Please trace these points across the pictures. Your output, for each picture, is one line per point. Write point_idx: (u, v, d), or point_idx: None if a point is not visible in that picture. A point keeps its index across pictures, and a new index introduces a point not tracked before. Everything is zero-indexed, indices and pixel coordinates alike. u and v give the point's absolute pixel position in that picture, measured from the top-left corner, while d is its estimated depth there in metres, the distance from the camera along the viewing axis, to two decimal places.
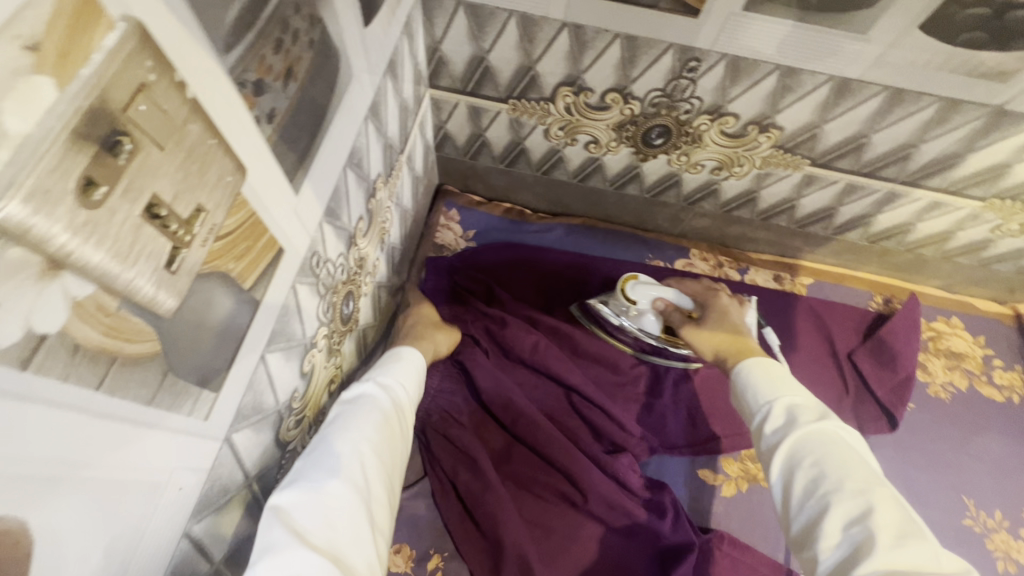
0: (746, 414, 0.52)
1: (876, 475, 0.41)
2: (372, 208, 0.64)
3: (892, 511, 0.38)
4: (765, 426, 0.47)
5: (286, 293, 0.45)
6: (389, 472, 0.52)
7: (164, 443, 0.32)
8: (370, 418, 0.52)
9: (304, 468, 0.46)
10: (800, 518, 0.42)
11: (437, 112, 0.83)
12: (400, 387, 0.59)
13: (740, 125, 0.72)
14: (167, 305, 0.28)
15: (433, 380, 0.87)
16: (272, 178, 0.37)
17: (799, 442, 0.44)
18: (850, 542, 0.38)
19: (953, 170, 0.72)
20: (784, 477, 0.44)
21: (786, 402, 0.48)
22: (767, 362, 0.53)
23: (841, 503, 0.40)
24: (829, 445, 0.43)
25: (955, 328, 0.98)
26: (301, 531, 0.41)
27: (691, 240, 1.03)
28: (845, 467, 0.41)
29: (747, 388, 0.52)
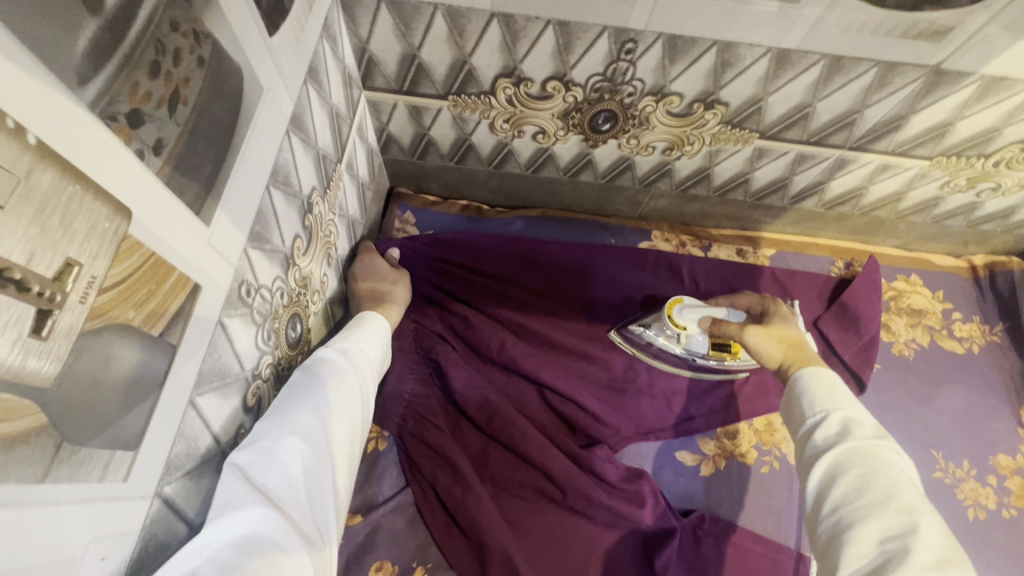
0: (791, 417, 0.51)
1: (926, 499, 0.41)
2: (310, 224, 0.61)
3: (941, 537, 0.38)
4: (816, 432, 0.47)
5: (211, 331, 0.42)
6: (351, 430, 0.55)
7: (71, 517, 0.29)
8: (331, 380, 0.55)
9: (264, 426, 0.48)
10: (829, 521, 0.43)
11: (376, 114, 0.80)
12: (361, 350, 0.62)
13: (685, 104, 0.71)
14: (43, 374, 0.25)
15: (407, 384, 0.86)
16: (171, 213, 0.34)
17: (848, 454, 0.44)
18: (881, 553, 0.38)
19: (899, 132, 0.72)
20: (823, 481, 0.44)
21: (842, 414, 0.47)
22: (828, 373, 0.51)
23: (883, 518, 0.40)
24: (881, 463, 0.43)
25: (914, 285, 0.99)
26: (260, 488, 0.44)
27: (652, 221, 1.02)
28: (896, 485, 0.41)
29: (798, 392, 0.51)
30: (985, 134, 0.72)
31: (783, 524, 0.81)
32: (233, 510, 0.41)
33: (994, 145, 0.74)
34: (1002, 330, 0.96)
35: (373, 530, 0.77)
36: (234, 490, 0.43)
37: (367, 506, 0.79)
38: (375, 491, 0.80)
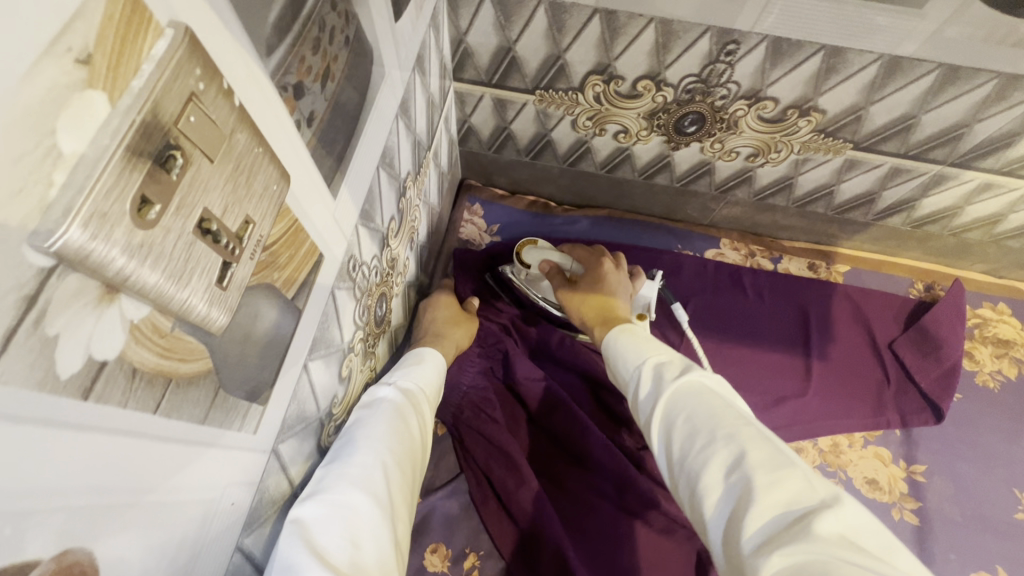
0: (625, 386, 0.53)
1: (743, 415, 0.42)
2: (402, 207, 0.62)
3: (761, 447, 0.38)
4: (640, 392, 0.49)
5: (326, 301, 0.44)
6: (410, 483, 0.50)
7: (216, 460, 0.31)
8: (391, 425, 0.52)
9: (327, 479, 0.45)
10: (683, 480, 0.41)
11: (461, 106, 0.81)
12: (419, 393, 0.59)
13: (779, 109, 0.69)
14: (219, 322, 0.27)
15: (467, 375, 0.87)
16: (312, 182, 0.36)
17: (672, 400, 0.45)
18: (729, 492, 0.37)
19: (1009, 150, 0.68)
20: (665, 438, 0.44)
21: (654, 362, 0.50)
22: (634, 332, 0.56)
23: (716, 452, 0.39)
24: (695, 397, 0.44)
25: (1001, 314, 0.94)
26: (324, 549, 0.39)
27: (722, 229, 1.00)
28: (712, 415, 0.42)
29: (620, 362, 0.54)
30: None
31: None
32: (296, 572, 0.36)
33: None
34: None
35: (429, 513, 0.78)
36: (294, 553, 0.38)
37: (423, 489, 0.81)
38: (431, 476, 0.82)
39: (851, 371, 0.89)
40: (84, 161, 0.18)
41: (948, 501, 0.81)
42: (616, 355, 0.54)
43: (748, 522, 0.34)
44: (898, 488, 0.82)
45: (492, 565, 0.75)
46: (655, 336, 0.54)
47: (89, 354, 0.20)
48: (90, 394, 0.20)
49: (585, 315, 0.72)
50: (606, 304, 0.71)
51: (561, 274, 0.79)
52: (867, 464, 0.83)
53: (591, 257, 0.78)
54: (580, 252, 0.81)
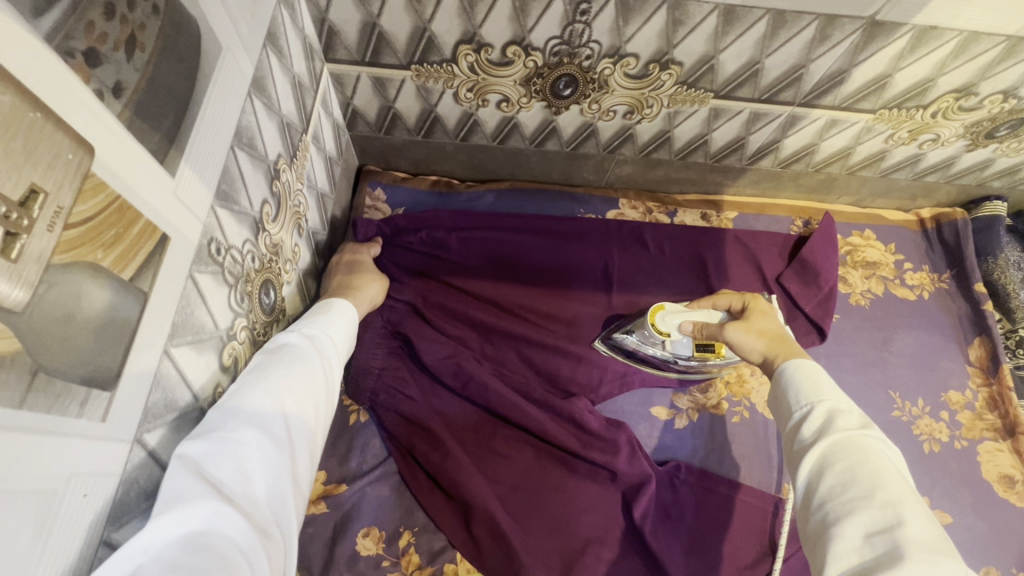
0: (780, 411, 0.51)
1: (913, 491, 0.41)
2: (278, 190, 0.61)
3: (926, 528, 0.38)
4: (803, 426, 0.47)
5: (183, 285, 0.42)
6: (311, 422, 0.51)
7: (49, 447, 0.30)
8: (295, 367, 0.52)
9: (222, 415, 0.44)
10: (816, 519, 0.43)
11: (340, 88, 0.80)
12: (327, 339, 0.59)
13: (642, 65, 0.73)
14: (15, 298, 0.26)
15: (377, 358, 0.86)
16: (133, 155, 0.35)
17: (833, 447, 0.44)
18: (869, 549, 0.38)
19: (843, 86, 0.76)
20: (811, 477, 0.45)
21: (828, 406, 0.47)
22: (814, 367, 0.51)
23: (869, 514, 0.40)
24: (866, 455, 0.42)
25: (868, 239, 1.04)
26: (215, 482, 0.40)
27: (619, 189, 1.05)
28: (878, 477, 0.41)
29: (785, 388, 0.51)
30: (922, 84, 0.76)
31: (753, 468, 0.86)
32: (184, 503, 0.38)
33: (930, 96, 0.78)
34: (949, 276, 1.02)
35: (359, 499, 0.78)
36: (184, 483, 0.39)
37: (352, 477, 0.80)
38: (359, 462, 0.81)
39: None
40: None
41: None
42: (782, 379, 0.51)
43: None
44: None
45: (428, 539, 0.76)
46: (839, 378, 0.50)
47: None
48: None
49: (761, 348, 0.61)
50: (781, 337, 0.62)
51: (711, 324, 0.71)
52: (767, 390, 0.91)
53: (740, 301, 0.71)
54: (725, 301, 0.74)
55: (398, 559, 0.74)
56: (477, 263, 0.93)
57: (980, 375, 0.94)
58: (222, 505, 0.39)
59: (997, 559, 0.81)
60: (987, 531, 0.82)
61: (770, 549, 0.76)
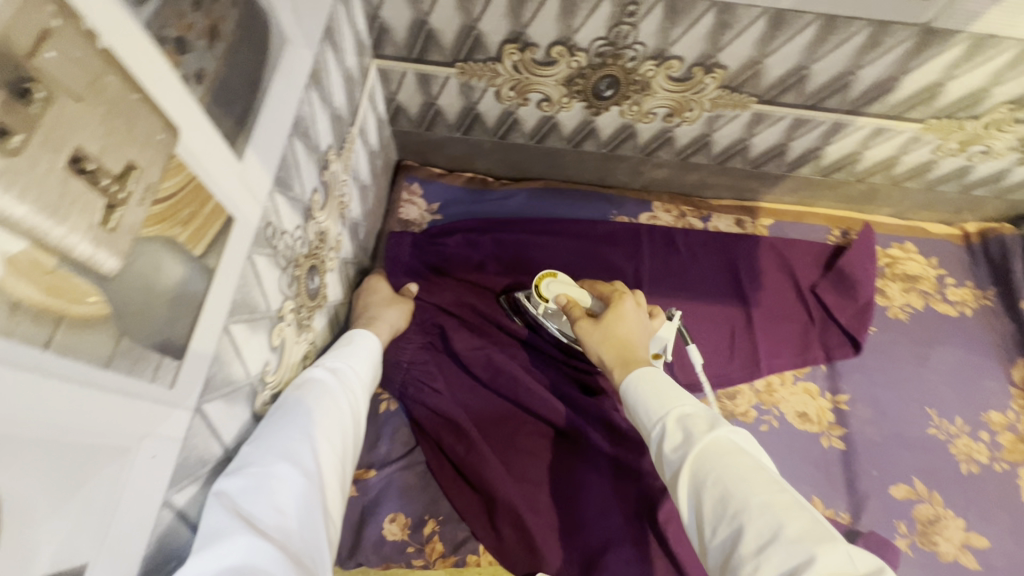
0: (640, 429, 0.51)
1: (778, 483, 0.41)
2: (327, 180, 0.63)
3: (800, 519, 0.39)
4: (665, 447, 0.46)
5: (243, 264, 0.44)
6: (340, 456, 0.52)
7: (126, 408, 0.32)
8: (322, 401, 0.53)
9: (253, 451, 0.46)
10: (714, 545, 0.41)
11: (386, 84, 0.82)
12: (351, 371, 0.60)
13: (685, 68, 0.73)
14: (109, 265, 0.28)
15: (406, 352, 0.88)
16: (209, 138, 0.37)
17: (700, 458, 0.44)
18: (769, 566, 0.37)
19: (891, 94, 0.74)
20: (693, 500, 0.43)
21: (677, 415, 0.47)
22: (654, 374, 0.52)
23: (753, 525, 0.39)
24: (724, 457, 0.43)
25: (908, 252, 1.01)
26: (249, 518, 0.42)
27: (653, 192, 1.05)
28: (745, 482, 0.41)
29: (636, 405, 0.51)
30: (975, 94, 0.74)
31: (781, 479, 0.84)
32: (220, 539, 0.39)
33: (983, 106, 0.76)
34: (993, 294, 0.98)
35: (386, 485, 0.80)
36: (220, 518, 0.41)
37: (380, 463, 0.82)
38: (387, 450, 0.83)
39: (780, 314, 0.95)
40: None
41: (869, 424, 0.88)
42: (630, 401, 0.50)
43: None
44: (826, 418, 0.88)
45: (452, 529, 0.77)
46: (674, 381, 0.51)
47: None
48: None
49: (604, 352, 0.61)
50: (629, 344, 0.61)
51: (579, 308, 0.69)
52: (797, 399, 0.89)
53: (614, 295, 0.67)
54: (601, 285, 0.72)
55: (422, 546, 0.76)
56: (511, 260, 0.95)
57: None
58: (256, 541, 0.40)
59: None
60: None
61: None
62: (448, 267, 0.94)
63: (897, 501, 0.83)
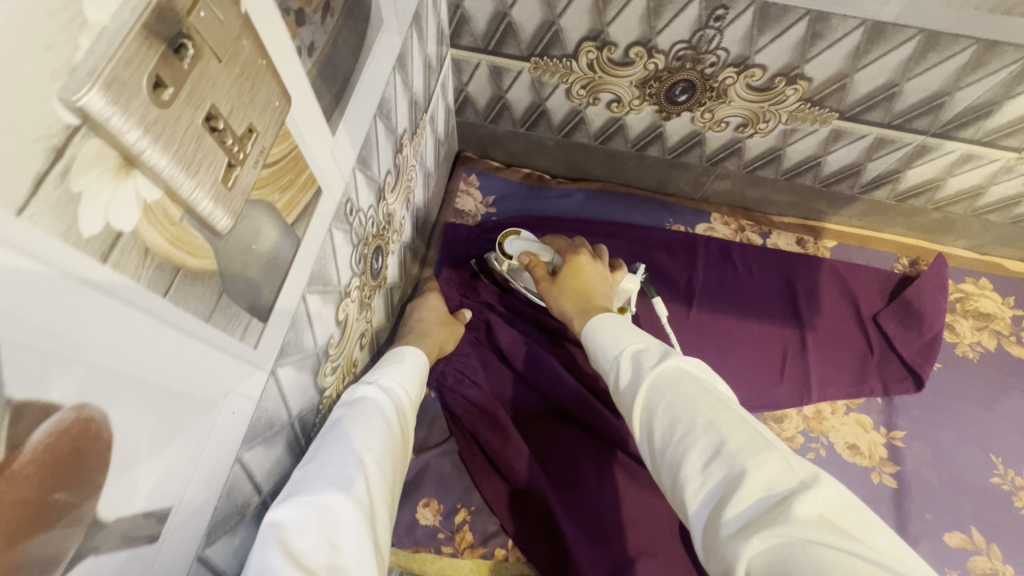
0: (606, 375, 0.52)
1: (722, 400, 0.41)
2: (399, 163, 0.64)
3: (740, 432, 0.39)
4: (622, 383, 0.48)
5: (323, 237, 0.45)
6: (390, 481, 0.51)
7: (217, 363, 0.33)
8: (371, 427, 0.52)
9: (305, 480, 0.45)
10: (667, 470, 0.41)
11: (458, 74, 0.83)
12: (400, 397, 0.59)
13: (767, 78, 0.71)
14: (222, 223, 0.29)
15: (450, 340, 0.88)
16: (311, 111, 0.38)
17: (652, 386, 0.45)
18: (714, 481, 0.37)
19: (989, 119, 0.70)
20: (647, 427, 0.44)
21: (633, 353, 0.49)
22: (614, 322, 0.55)
23: (697, 442, 0.39)
24: (674, 383, 0.43)
25: (983, 289, 0.96)
26: (299, 552, 0.39)
27: (713, 203, 1.02)
28: (690, 403, 0.41)
29: (598, 347, 0.53)
30: None
31: None
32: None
33: None
34: None
35: (422, 469, 0.80)
36: (271, 556, 0.38)
37: (417, 447, 0.83)
38: (426, 435, 0.84)
39: (837, 342, 0.91)
40: (106, 33, 0.20)
41: (926, 465, 0.84)
42: (594, 349, 0.53)
43: (727, 512, 0.35)
44: (879, 453, 0.84)
45: (482, 521, 0.77)
46: (634, 325, 0.53)
47: (107, 222, 0.22)
48: (108, 259, 0.22)
49: (566, 307, 0.68)
50: (587, 295, 0.68)
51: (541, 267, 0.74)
52: (848, 430, 0.86)
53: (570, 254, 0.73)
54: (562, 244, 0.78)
55: (452, 534, 0.76)
56: None
57: None
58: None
59: None
60: None
61: None
62: None
63: (951, 550, 0.78)
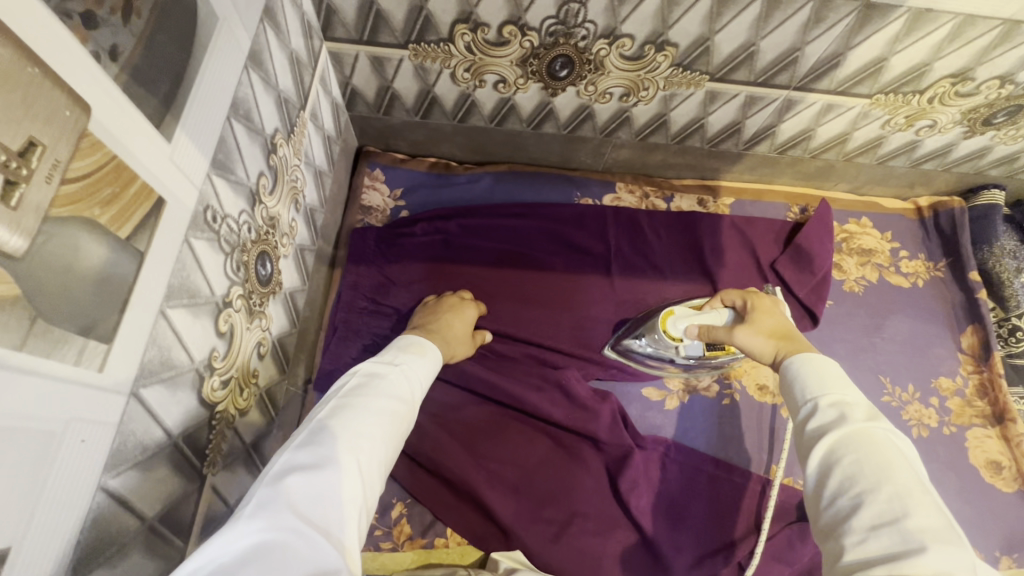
0: (792, 405, 0.57)
1: (921, 485, 0.44)
2: (275, 165, 0.62)
3: (932, 518, 0.41)
4: (811, 421, 0.52)
5: (178, 249, 0.44)
6: (387, 460, 0.52)
7: (45, 391, 0.31)
8: (381, 395, 0.54)
9: (318, 432, 0.49)
10: (830, 513, 0.46)
11: (339, 67, 0.81)
12: (416, 374, 0.61)
13: (637, 46, 0.74)
14: (14, 244, 0.28)
15: (351, 350, 0.84)
16: (130, 118, 0.36)
17: (842, 440, 0.48)
18: (878, 538, 0.41)
19: (839, 69, 0.76)
20: (822, 471, 0.48)
21: (831, 400, 0.52)
22: (819, 361, 0.57)
23: (877, 505, 0.43)
24: (869, 449, 0.46)
25: (864, 227, 1.04)
26: (294, 496, 0.44)
27: (616, 174, 1.05)
28: (884, 471, 0.45)
29: (796, 381, 0.56)
30: (918, 68, 0.75)
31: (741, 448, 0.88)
32: (265, 510, 0.42)
33: (927, 80, 0.77)
34: (945, 265, 1.02)
35: None
36: (269, 492, 0.44)
37: None
38: None
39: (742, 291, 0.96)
40: None
41: None
42: (790, 372, 0.57)
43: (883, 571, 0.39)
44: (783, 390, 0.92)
45: (419, 513, 0.79)
46: (842, 373, 0.55)
47: None
48: None
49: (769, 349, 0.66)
50: (784, 335, 0.67)
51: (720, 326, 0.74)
52: (759, 372, 0.92)
53: (744, 298, 0.75)
54: (731, 296, 0.78)
55: (390, 529, 0.78)
56: (475, 244, 0.94)
57: (972, 363, 0.95)
58: (293, 520, 0.42)
59: (976, 540, 0.83)
60: (971, 514, 0.84)
61: (751, 529, 0.79)
62: (408, 254, 0.92)
63: None
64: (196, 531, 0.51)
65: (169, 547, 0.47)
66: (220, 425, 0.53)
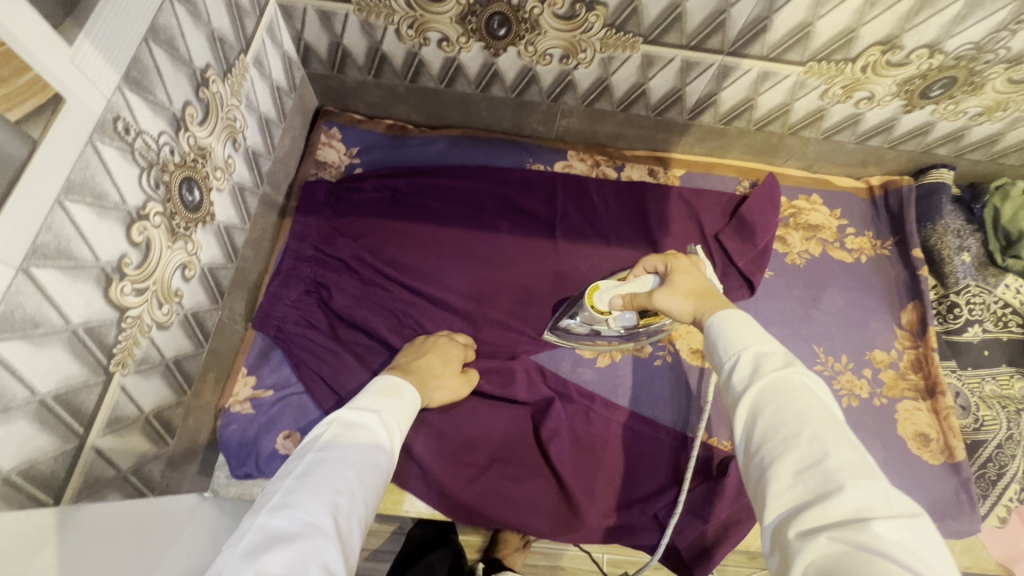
0: (715, 364, 0.54)
1: (837, 422, 0.42)
2: (207, 99, 0.66)
3: (849, 455, 0.40)
4: (734, 375, 0.49)
5: (80, 149, 0.48)
6: (363, 523, 0.49)
7: None
8: (363, 447, 0.52)
9: (295, 494, 0.46)
10: (754, 465, 0.44)
11: (290, 21, 0.85)
12: (396, 425, 0.58)
13: (568, 5, 0.76)
14: None
15: (291, 292, 0.88)
16: (24, 15, 0.40)
17: (763, 389, 0.46)
18: (803, 485, 0.40)
19: (767, 34, 0.78)
20: (746, 423, 0.46)
21: (752, 350, 0.49)
22: (738, 317, 0.54)
23: (799, 449, 0.41)
24: (787, 394, 0.44)
25: (814, 204, 1.05)
26: (266, 567, 0.40)
27: (568, 142, 1.08)
28: (803, 414, 0.42)
29: (717, 338, 0.54)
30: (845, 34, 0.77)
31: (669, 406, 0.88)
32: None
33: (857, 47, 0.79)
34: (891, 243, 1.02)
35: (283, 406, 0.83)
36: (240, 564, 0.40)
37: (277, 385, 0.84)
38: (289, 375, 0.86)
39: None
40: None
41: None
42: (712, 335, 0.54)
43: (810, 517, 0.38)
44: None
45: None
46: (757, 323, 0.53)
47: None
48: None
49: (684, 307, 0.66)
50: (700, 292, 0.67)
51: (642, 293, 0.75)
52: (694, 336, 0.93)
53: (665, 262, 0.76)
54: (653, 262, 0.78)
55: None
56: (422, 202, 0.98)
57: (909, 338, 0.95)
58: None
59: None
60: (895, 484, 0.84)
61: (666, 484, 0.81)
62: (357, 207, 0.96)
63: None
64: (97, 422, 0.55)
65: (62, 427, 0.50)
66: (130, 331, 0.57)
